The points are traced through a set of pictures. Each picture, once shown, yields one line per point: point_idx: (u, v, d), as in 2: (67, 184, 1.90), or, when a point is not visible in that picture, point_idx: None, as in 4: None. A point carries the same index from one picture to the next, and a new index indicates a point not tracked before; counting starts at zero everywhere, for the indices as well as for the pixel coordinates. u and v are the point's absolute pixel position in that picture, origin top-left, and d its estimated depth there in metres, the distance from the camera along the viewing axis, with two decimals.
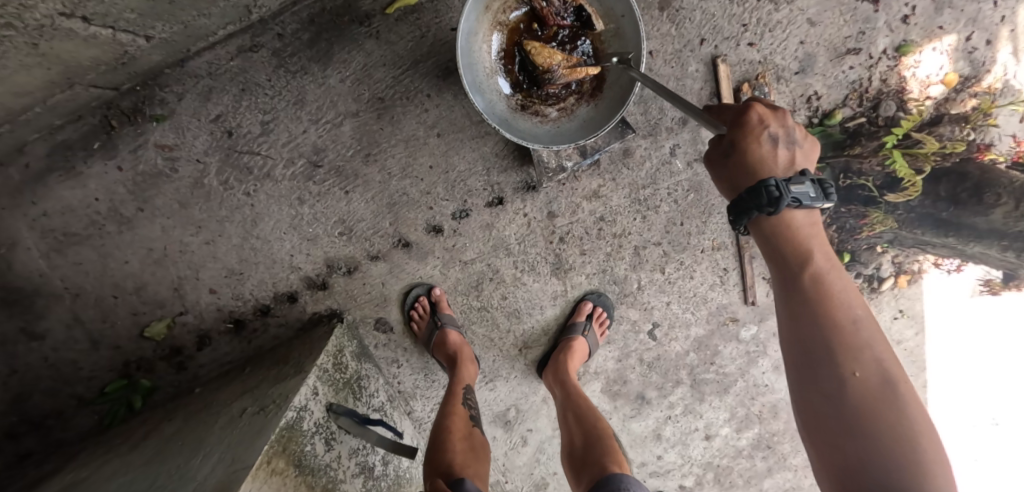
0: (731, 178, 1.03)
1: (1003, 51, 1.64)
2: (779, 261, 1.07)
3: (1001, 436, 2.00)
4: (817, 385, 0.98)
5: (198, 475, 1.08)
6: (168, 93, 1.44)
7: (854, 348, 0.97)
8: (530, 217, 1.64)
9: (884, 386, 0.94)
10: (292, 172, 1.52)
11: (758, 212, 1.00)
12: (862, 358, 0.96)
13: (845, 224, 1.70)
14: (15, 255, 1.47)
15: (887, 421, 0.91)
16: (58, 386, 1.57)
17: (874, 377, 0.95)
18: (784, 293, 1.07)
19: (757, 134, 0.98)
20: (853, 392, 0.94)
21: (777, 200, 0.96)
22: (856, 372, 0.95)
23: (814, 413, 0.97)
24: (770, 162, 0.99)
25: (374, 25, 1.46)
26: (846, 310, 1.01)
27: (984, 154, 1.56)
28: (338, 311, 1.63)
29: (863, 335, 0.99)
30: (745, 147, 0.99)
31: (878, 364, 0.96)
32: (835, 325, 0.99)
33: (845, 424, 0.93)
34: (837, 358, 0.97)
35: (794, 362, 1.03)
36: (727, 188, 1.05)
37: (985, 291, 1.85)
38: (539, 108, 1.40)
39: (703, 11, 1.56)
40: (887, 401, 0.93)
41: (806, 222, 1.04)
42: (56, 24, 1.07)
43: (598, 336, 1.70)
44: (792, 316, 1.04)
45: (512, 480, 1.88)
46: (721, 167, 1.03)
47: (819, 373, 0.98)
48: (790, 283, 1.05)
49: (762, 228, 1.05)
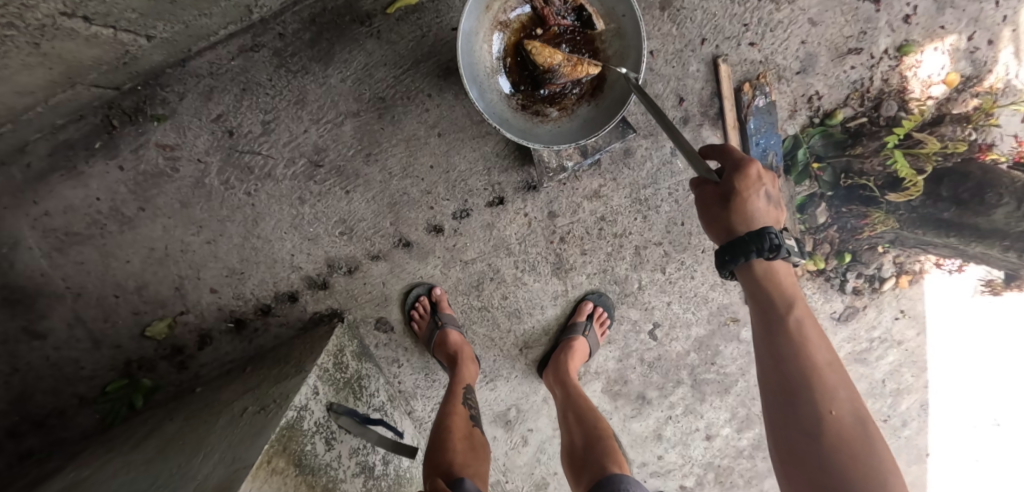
0: (727, 224, 1.04)
1: (1005, 50, 1.63)
2: (760, 301, 1.08)
3: (1002, 436, 2.00)
4: (796, 428, 0.99)
5: (198, 474, 1.08)
6: (170, 92, 1.44)
7: (829, 389, 1.00)
8: (531, 217, 1.64)
9: (858, 427, 0.98)
10: (293, 172, 1.53)
11: (755, 257, 1.03)
12: (836, 398, 0.99)
13: (846, 224, 1.72)
14: (17, 254, 1.48)
15: (860, 462, 0.94)
16: (59, 385, 1.57)
17: (847, 418, 0.98)
18: (763, 334, 1.08)
19: (758, 189, 1.02)
20: (831, 434, 0.97)
21: (777, 248, 1.01)
22: (833, 413, 0.98)
23: (793, 455, 0.99)
24: (763, 216, 1.04)
25: (374, 25, 1.46)
26: (821, 351, 1.03)
27: (986, 153, 1.56)
28: (338, 311, 1.63)
29: (836, 376, 1.02)
30: (746, 199, 1.01)
31: (851, 405, 0.99)
32: (813, 366, 1.02)
33: (822, 465, 0.96)
34: (815, 400, 0.99)
35: (771, 402, 1.04)
36: (721, 234, 1.06)
37: (987, 291, 1.84)
38: (540, 108, 1.40)
39: (704, 10, 1.55)
40: (860, 442, 0.96)
41: (782, 266, 1.07)
42: (58, 24, 1.07)
43: (599, 336, 1.70)
44: (770, 357, 1.05)
45: (512, 480, 1.88)
46: (720, 211, 1.03)
47: (798, 416, 0.99)
48: (769, 323, 1.07)
49: (745, 268, 1.07)
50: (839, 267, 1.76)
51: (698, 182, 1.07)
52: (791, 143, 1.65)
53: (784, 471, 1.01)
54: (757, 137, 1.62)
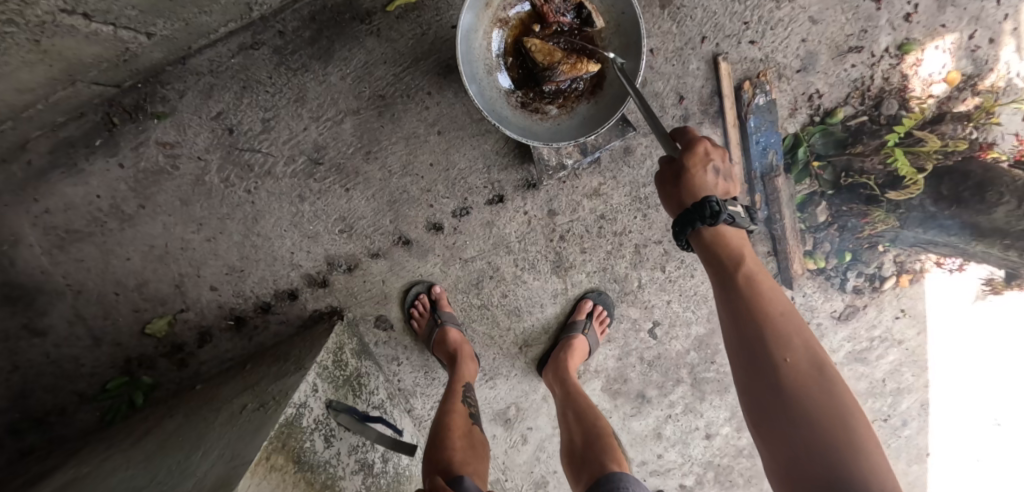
0: (677, 199, 1.04)
1: (1006, 49, 1.63)
2: (712, 263, 1.04)
3: (1002, 436, 2.00)
4: (756, 383, 0.91)
5: (198, 470, 1.09)
6: (170, 90, 1.44)
7: (783, 336, 0.92)
8: (531, 215, 1.64)
9: (817, 375, 0.88)
10: (292, 169, 1.53)
11: (700, 224, 1.02)
12: (791, 347, 0.91)
13: (847, 223, 1.71)
14: (18, 252, 1.48)
15: (822, 410, 0.84)
16: (60, 382, 1.57)
17: (805, 365, 0.89)
18: (720, 295, 1.03)
19: (706, 165, 1.01)
20: (787, 384, 0.88)
21: (718, 216, 0.99)
22: (788, 362, 0.90)
23: (758, 413, 0.91)
24: (712, 191, 1.02)
25: (374, 22, 1.46)
26: (774, 302, 0.97)
27: (987, 152, 1.54)
28: (338, 308, 1.63)
29: (791, 325, 0.94)
30: (693, 174, 1.01)
31: (808, 353, 0.90)
32: (765, 316, 0.95)
33: (784, 419, 0.86)
34: (769, 349, 0.92)
35: (735, 362, 0.97)
36: (672, 207, 1.07)
37: (988, 291, 1.84)
38: (540, 106, 1.40)
39: (705, 8, 1.55)
40: (821, 390, 0.86)
41: (732, 229, 1.05)
42: (58, 21, 1.07)
43: (598, 335, 1.70)
44: (727, 315, 1.00)
45: (512, 478, 1.88)
46: (670, 187, 1.04)
47: (756, 368, 0.92)
48: (722, 281, 1.02)
49: (696, 235, 1.05)
50: (840, 266, 1.76)
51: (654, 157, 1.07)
52: (792, 141, 1.65)
53: (757, 434, 0.91)
54: (757, 135, 1.62)
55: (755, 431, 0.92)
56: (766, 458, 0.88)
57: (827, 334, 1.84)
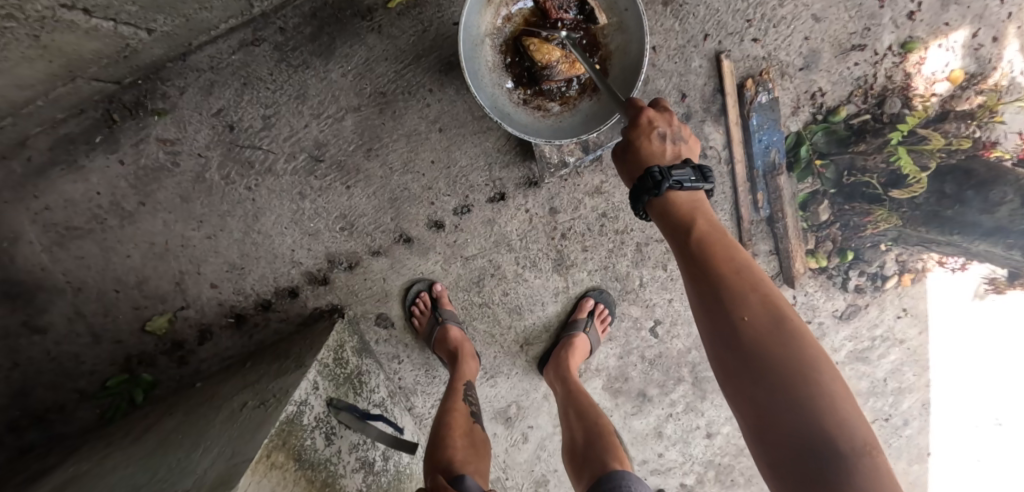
0: (627, 173, 1.03)
1: (1010, 47, 1.62)
2: (670, 234, 0.98)
3: (1003, 436, 1.99)
4: (716, 348, 0.83)
5: (198, 468, 1.08)
6: (170, 87, 1.44)
7: (739, 293, 0.84)
8: (532, 213, 1.63)
9: (777, 330, 0.79)
10: (293, 167, 1.52)
11: (648, 198, 0.99)
12: (745, 304, 0.83)
13: (849, 222, 1.70)
14: (18, 249, 1.47)
15: (786, 367, 0.76)
16: (60, 380, 1.57)
17: (764, 319, 0.81)
18: (680, 264, 0.96)
19: (647, 132, 1.00)
20: (745, 344, 0.79)
21: (660, 185, 0.95)
22: (746, 319, 0.81)
23: (723, 381, 0.82)
24: (659, 157, 0.99)
25: (376, 19, 1.45)
26: (728, 263, 0.89)
27: (990, 150, 1.54)
28: (339, 306, 1.63)
29: (746, 281, 0.86)
30: (637, 145, 1.00)
31: (766, 308, 0.82)
32: (720, 275, 0.88)
33: (745, 379, 0.78)
34: (724, 309, 0.84)
35: (699, 332, 0.89)
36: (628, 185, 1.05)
37: (990, 290, 1.83)
38: (541, 103, 1.40)
39: (707, 6, 1.54)
40: (780, 342, 0.78)
41: (685, 197, 0.99)
42: (58, 16, 1.06)
43: (600, 333, 1.71)
44: (687, 283, 0.92)
45: (512, 477, 1.88)
46: (620, 163, 1.04)
47: (715, 331, 0.84)
48: (680, 250, 0.96)
49: (651, 209, 1.01)
50: (841, 265, 1.76)
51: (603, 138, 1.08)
52: (794, 139, 1.65)
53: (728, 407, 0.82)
54: (759, 134, 1.62)
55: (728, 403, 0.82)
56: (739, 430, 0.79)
57: (829, 334, 1.83)
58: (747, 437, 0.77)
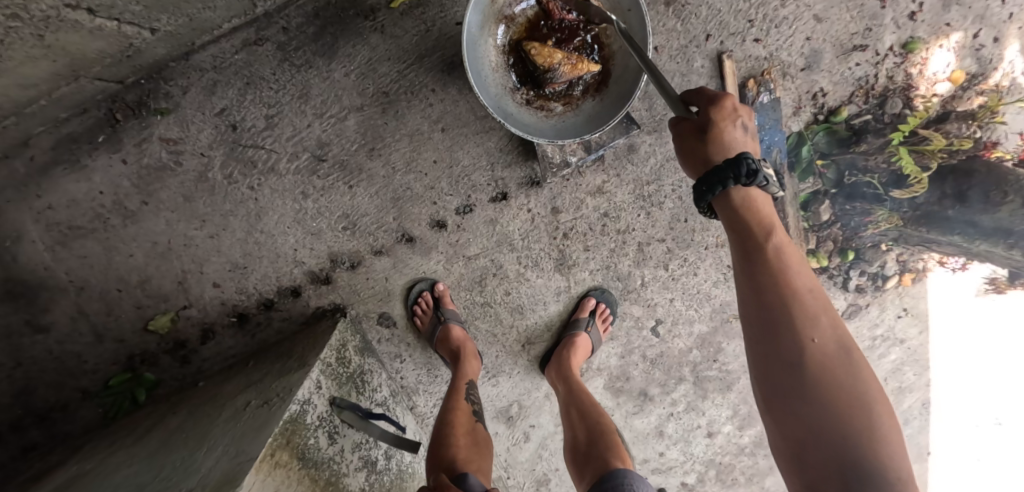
0: (702, 154, 1.00)
1: (1011, 48, 1.62)
2: (736, 233, 0.99)
3: (1003, 435, 2.00)
4: (776, 360, 0.89)
5: (202, 467, 1.09)
6: (173, 86, 1.44)
7: (811, 317, 0.89)
8: (534, 213, 1.64)
9: (842, 357, 0.87)
10: (296, 166, 1.52)
11: (732, 184, 0.97)
12: (818, 326, 0.89)
13: (850, 222, 1.71)
14: (21, 248, 1.48)
15: (846, 392, 0.84)
16: (62, 379, 1.57)
17: (832, 348, 0.88)
18: (740, 264, 0.98)
19: (735, 123, 1.00)
20: (812, 365, 0.86)
21: (754, 174, 0.95)
22: (815, 342, 0.88)
23: (771, 388, 0.89)
24: (743, 146, 1.00)
25: (379, 19, 1.45)
26: (800, 278, 0.93)
27: (991, 151, 1.51)
28: (341, 306, 1.63)
29: (819, 304, 0.91)
30: (722, 130, 0.99)
31: (834, 334, 0.89)
32: (794, 294, 0.91)
33: (802, 400, 0.86)
34: (796, 329, 0.89)
35: (750, 333, 0.94)
36: (697, 171, 1.03)
37: (991, 290, 1.84)
38: (544, 103, 1.40)
39: (709, 6, 1.55)
40: (843, 374, 0.86)
41: (760, 199, 1.00)
42: (62, 16, 1.07)
43: (601, 332, 1.71)
44: (747, 286, 0.95)
45: (514, 475, 1.89)
46: (696, 145, 1.00)
47: (780, 347, 0.89)
48: (745, 251, 0.98)
49: (721, 200, 0.99)
50: (842, 265, 1.76)
51: (675, 120, 1.04)
52: (795, 139, 1.65)
53: (764, 406, 0.92)
54: (761, 134, 1.62)
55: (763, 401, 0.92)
56: (772, 428, 0.89)
57: None
58: (782, 440, 0.87)
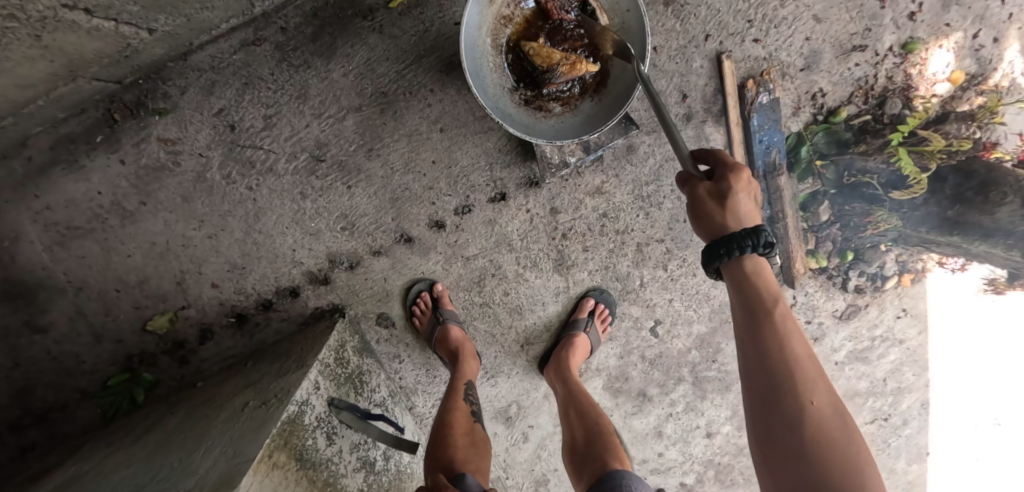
0: (718, 220, 0.98)
1: (1011, 48, 1.62)
2: (740, 291, 0.98)
3: (1003, 437, 2.00)
4: (774, 418, 0.87)
5: (200, 468, 1.09)
6: (171, 86, 1.44)
7: (810, 380, 0.88)
8: (533, 213, 1.63)
9: (839, 422, 0.85)
10: (294, 167, 1.52)
11: (749, 252, 0.97)
12: (816, 389, 0.87)
13: (850, 222, 1.71)
14: (19, 248, 1.48)
15: (841, 459, 0.82)
16: (61, 379, 1.57)
17: (830, 413, 0.85)
18: (741, 320, 0.97)
19: (750, 193, 0.99)
20: (811, 427, 0.84)
21: (770, 245, 0.96)
22: (814, 405, 0.86)
23: (768, 448, 0.87)
24: (755, 218, 1.00)
25: (377, 19, 1.45)
26: (800, 339, 0.92)
27: (991, 152, 1.52)
28: (340, 306, 1.63)
29: (818, 368, 0.90)
30: (740, 199, 0.98)
31: (832, 398, 0.87)
32: (795, 355, 0.90)
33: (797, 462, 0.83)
34: (796, 389, 0.87)
35: (748, 388, 0.92)
36: (708, 235, 1.01)
37: (990, 290, 1.83)
38: (543, 104, 1.40)
39: (708, 6, 1.54)
40: (839, 440, 0.83)
41: (765, 264, 1.00)
42: (59, 17, 1.07)
43: (600, 333, 1.71)
44: (747, 341, 0.94)
45: (513, 476, 1.89)
46: (714, 211, 0.98)
47: (778, 405, 0.87)
48: (747, 307, 0.97)
49: (731, 265, 0.99)
50: (842, 265, 1.76)
51: (687, 179, 1.01)
52: (795, 140, 1.65)
53: (761, 466, 0.89)
54: (760, 134, 1.62)
55: (761, 462, 0.89)
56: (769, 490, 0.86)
57: (828, 334, 1.84)
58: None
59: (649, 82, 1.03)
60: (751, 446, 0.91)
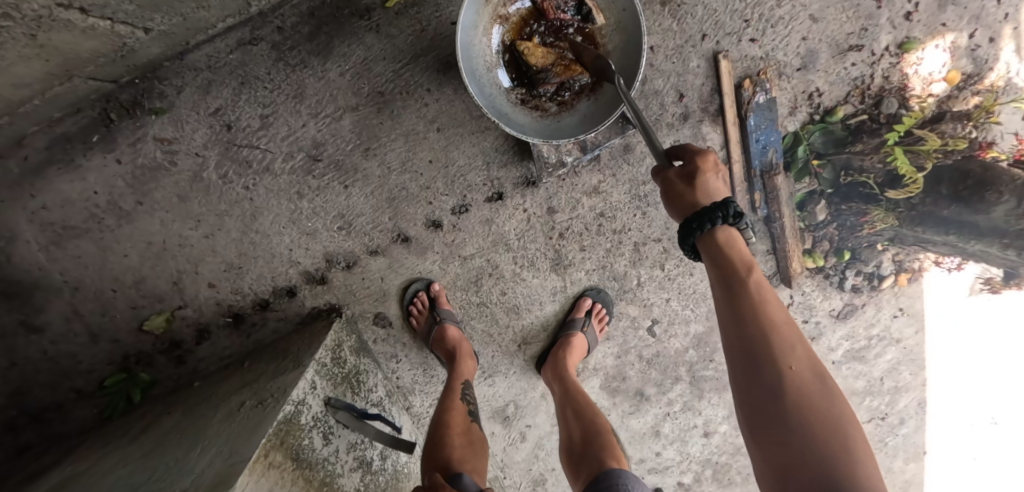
0: (689, 199, 0.98)
1: (1006, 49, 1.62)
2: (717, 265, 0.98)
3: (999, 435, 2.00)
4: (756, 386, 0.85)
5: (195, 468, 1.08)
6: (167, 86, 1.43)
7: (787, 344, 0.87)
8: (530, 212, 1.64)
9: (819, 386, 0.84)
10: (291, 166, 1.52)
11: (720, 223, 0.96)
12: (795, 353, 0.87)
13: (846, 221, 1.71)
14: (14, 248, 1.47)
15: (824, 420, 0.80)
16: (57, 379, 1.57)
17: (808, 375, 0.85)
18: (720, 294, 0.96)
19: (718, 173, 1.00)
20: (790, 391, 0.83)
21: (739, 216, 0.96)
22: (792, 368, 0.85)
23: (753, 416, 0.85)
24: (722, 193, 1.00)
25: (374, 18, 1.45)
26: (778, 307, 0.92)
27: (987, 151, 1.54)
28: (337, 306, 1.63)
29: (795, 333, 0.89)
30: (708, 180, 0.98)
31: (811, 364, 0.86)
32: (770, 320, 0.89)
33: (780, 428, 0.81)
34: (773, 354, 0.86)
35: (730, 359, 0.91)
36: (678, 213, 1.01)
37: (985, 289, 1.84)
38: (539, 103, 1.40)
39: (705, 6, 1.54)
40: (819, 400, 0.82)
41: (739, 238, 1.00)
42: (54, 16, 1.06)
43: (597, 332, 1.71)
44: (727, 312, 0.93)
45: (510, 475, 1.89)
46: (684, 189, 0.98)
47: (757, 372, 0.86)
48: (724, 279, 0.96)
49: (707, 239, 0.98)
50: (839, 264, 1.77)
51: (657, 170, 1.02)
52: (791, 139, 1.65)
53: (748, 436, 0.86)
54: (757, 134, 1.62)
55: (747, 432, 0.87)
56: (758, 459, 0.83)
57: (825, 333, 1.84)
58: (768, 472, 0.80)
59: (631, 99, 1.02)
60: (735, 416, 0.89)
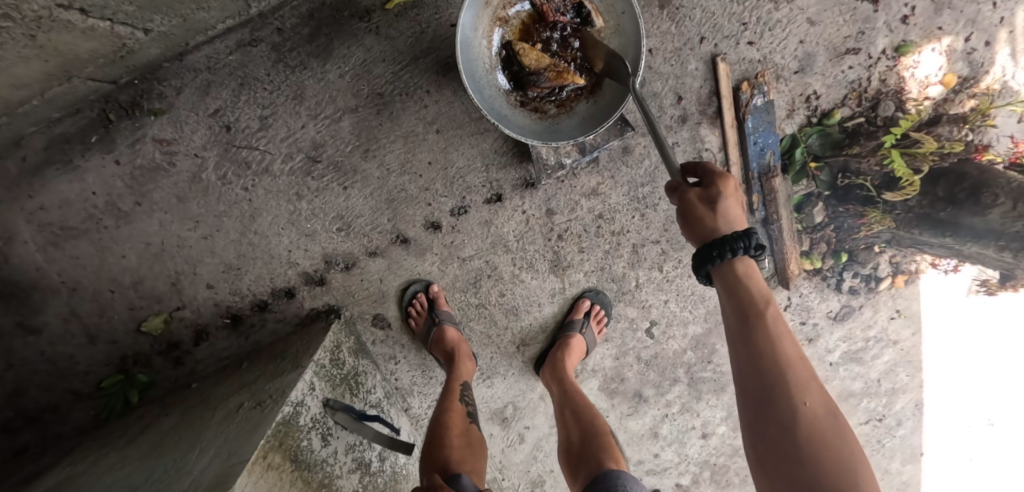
0: (709, 224, 0.97)
1: (1002, 52, 1.64)
2: (733, 295, 0.97)
3: (996, 436, 2.01)
4: (767, 420, 0.85)
5: (194, 469, 1.08)
6: (166, 87, 1.43)
7: (802, 380, 0.87)
8: (529, 214, 1.64)
9: (832, 423, 0.84)
10: (290, 167, 1.52)
11: (739, 253, 0.95)
12: (809, 389, 0.86)
13: (844, 223, 1.72)
14: (12, 249, 1.47)
15: (834, 458, 0.81)
16: (54, 380, 1.57)
17: (822, 412, 0.84)
18: (733, 323, 0.95)
19: (737, 199, 1.00)
20: (803, 427, 0.83)
21: (758, 248, 0.95)
22: (806, 405, 0.85)
23: (764, 450, 0.85)
24: (740, 221, 0.99)
25: (374, 20, 1.45)
26: (792, 341, 0.91)
27: (983, 154, 1.56)
28: (335, 307, 1.63)
29: (809, 368, 0.89)
30: (730, 206, 0.98)
31: (824, 399, 0.86)
32: (785, 355, 0.89)
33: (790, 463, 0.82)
34: (787, 389, 0.86)
35: (742, 389, 0.91)
36: (696, 237, 1.00)
37: (982, 290, 1.85)
38: (539, 106, 1.40)
39: (703, 9, 1.55)
40: (831, 438, 0.82)
41: (755, 267, 0.99)
42: (54, 16, 1.06)
43: (597, 334, 1.71)
44: (740, 343, 0.93)
45: (509, 477, 1.88)
46: (705, 214, 0.97)
47: (771, 407, 0.85)
48: (739, 310, 0.95)
49: (722, 268, 0.98)
50: (836, 266, 1.78)
51: (676, 187, 1.01)
52: (789, 141, 1.65)
53: (756, 467, 0.87)
54: (755, 136, 1.63)
55: (756, 463, 0.87)
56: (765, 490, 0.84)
57: (823, 335, 1.85)
58: None
59: (642, 96, 1.06)
60: (744, 447, 0.89)
